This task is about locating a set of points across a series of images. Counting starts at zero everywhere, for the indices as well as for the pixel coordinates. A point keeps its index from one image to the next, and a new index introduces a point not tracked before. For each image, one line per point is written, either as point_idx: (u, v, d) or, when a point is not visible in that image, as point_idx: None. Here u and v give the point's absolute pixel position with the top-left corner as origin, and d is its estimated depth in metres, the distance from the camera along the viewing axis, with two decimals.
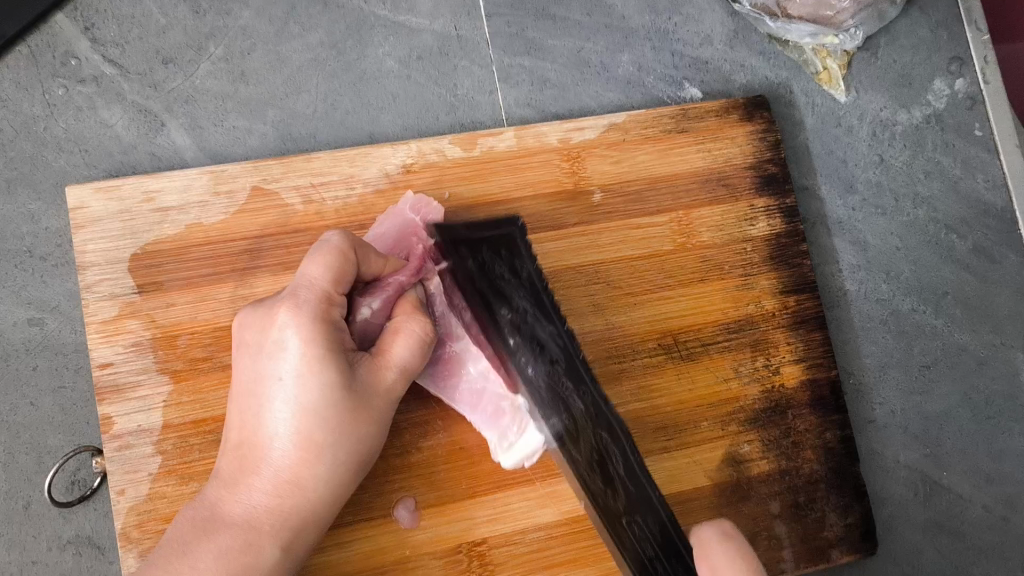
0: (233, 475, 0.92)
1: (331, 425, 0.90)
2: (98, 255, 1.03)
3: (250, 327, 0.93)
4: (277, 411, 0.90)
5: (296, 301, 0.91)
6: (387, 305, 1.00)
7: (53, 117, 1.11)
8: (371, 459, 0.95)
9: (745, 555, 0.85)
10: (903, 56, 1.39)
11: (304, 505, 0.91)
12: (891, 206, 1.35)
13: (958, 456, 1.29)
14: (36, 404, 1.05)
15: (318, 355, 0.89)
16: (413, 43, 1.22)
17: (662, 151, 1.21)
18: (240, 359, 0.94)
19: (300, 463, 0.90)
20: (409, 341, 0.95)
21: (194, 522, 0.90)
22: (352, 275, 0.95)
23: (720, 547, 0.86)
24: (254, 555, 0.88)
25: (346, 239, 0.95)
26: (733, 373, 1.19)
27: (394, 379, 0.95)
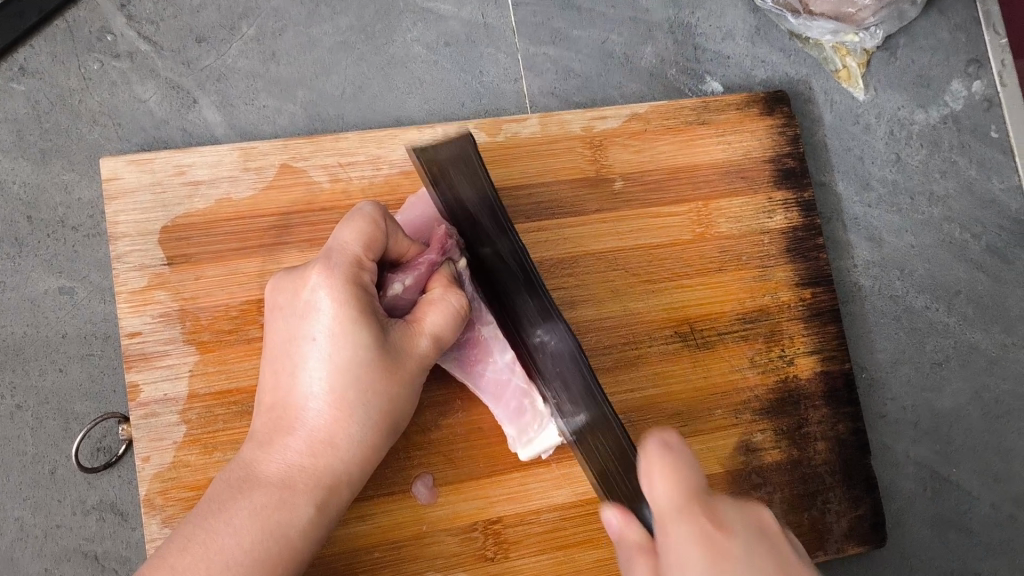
0: (268, 436, 0.94)
1: (363, 383, 0.93)
2: (130, 226, 1.05)
3: (282, 290, 0.97)
4: (310, 371, 0.94)
5: (329, 264, 0.94)
6: (421, 281, 1.02)
7: (88, 91, 1.13)
8: (401, 421, 0.98)
9: (686, 472, 0.77)
10: (921, 56, 1.40)
11: (337, 464, 0.93)
12: (906, 204, 1.37)
13: (967, 453, 1.31)
14: (64, 371, 1.07)
15: (349, 315, 0.93)
16: (441, 30, 1.24)
17: (683, 143, 1.23)
18: (274, 323, 0.98)
19: (334, 422, 0.93)
20: (443, 311, 0.98)
21: (229, 481, 0.91)
22: (384, 243, 0.97)
23: (660, 460, 0.77)
24: (289, 512, 0.90)
25: (380, 208, 0.97)
26: (748, 362, 1.20)
27: (427, 346, 0.97)
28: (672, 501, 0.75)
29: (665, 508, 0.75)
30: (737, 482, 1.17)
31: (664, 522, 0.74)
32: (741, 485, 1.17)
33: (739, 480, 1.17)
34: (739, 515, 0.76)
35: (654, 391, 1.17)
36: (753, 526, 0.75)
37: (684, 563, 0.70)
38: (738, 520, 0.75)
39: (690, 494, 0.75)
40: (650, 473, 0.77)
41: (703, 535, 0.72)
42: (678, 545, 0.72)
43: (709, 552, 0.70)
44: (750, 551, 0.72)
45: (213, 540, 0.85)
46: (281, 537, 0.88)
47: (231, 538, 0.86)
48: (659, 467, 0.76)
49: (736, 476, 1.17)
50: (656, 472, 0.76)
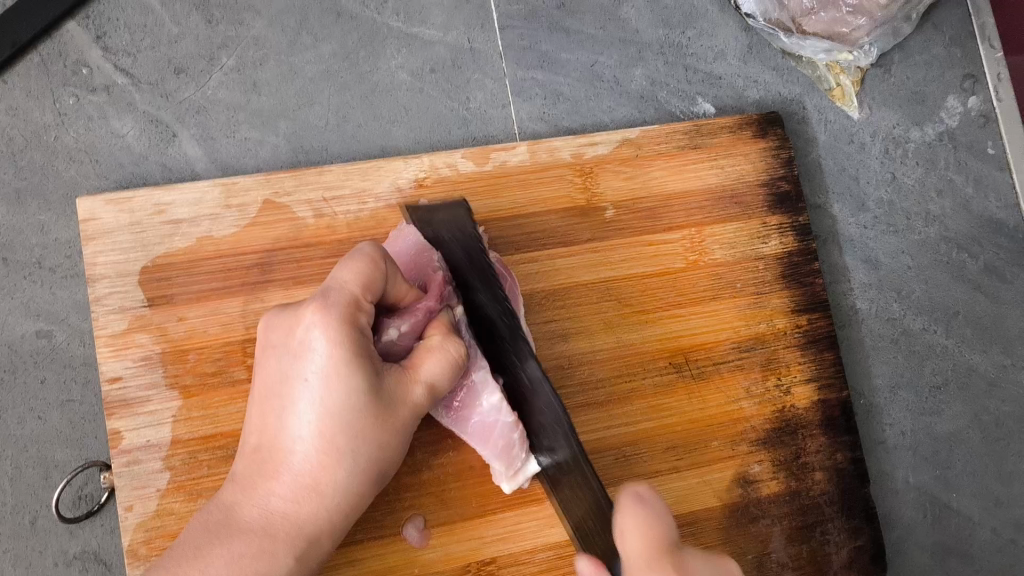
0: (252, 479, 0.92)
1: (354, 430, 0.91)
2: (109, 267, 1.02)
3: (276, 328, 0.93)
4: (300, 415, 0.91)
5: (325, 304, 0.90)
6: (418, 328, 0.99)
7: (64, 127, 1.09)
8: (390, 468, 0.95)
9: (658, 524, 0.86)
10: (916, 73, 1.38)
11: (321, 512, 0.91)
12: (903, 224, 1.35)
13: (967, 477, 1.29)
14: (44, 418, 1.04)
15: (345, 361, 0.89)
16: (427, 55, 1.21)
17: (676, 168, 1.21)
18: (264, 360, 0.94)
19: (320, 469, 0.91)
20: (442, 359, 0.95)
21: (208, 524, 0.89)
22: (382, 286, 0.94)
23: (635, 511, 0.86)
24: (267, 562, 0.88)
25: (378, 249, 0.94)
26: (744, 393, 1.18)
27: (421, 394, 0.94)
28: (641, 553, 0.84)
29: (636, 563, 0.84)
30: (735, 517, 1.15)
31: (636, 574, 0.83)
32: (738, 519, 1.15)
33: (736, 515, 1.15)
34: (706, 566, 0.83)
35: (650, 424, 1.15)
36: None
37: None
38: (705, 568, 0.83)
39: (659, 541, 0.84)
40: (625, 530, 0.86)
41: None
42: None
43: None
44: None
45: None
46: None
47: None
48: (631, 519, 0.86)
49: (733, 510, 1.15)
50: (627, 520, 0.86)
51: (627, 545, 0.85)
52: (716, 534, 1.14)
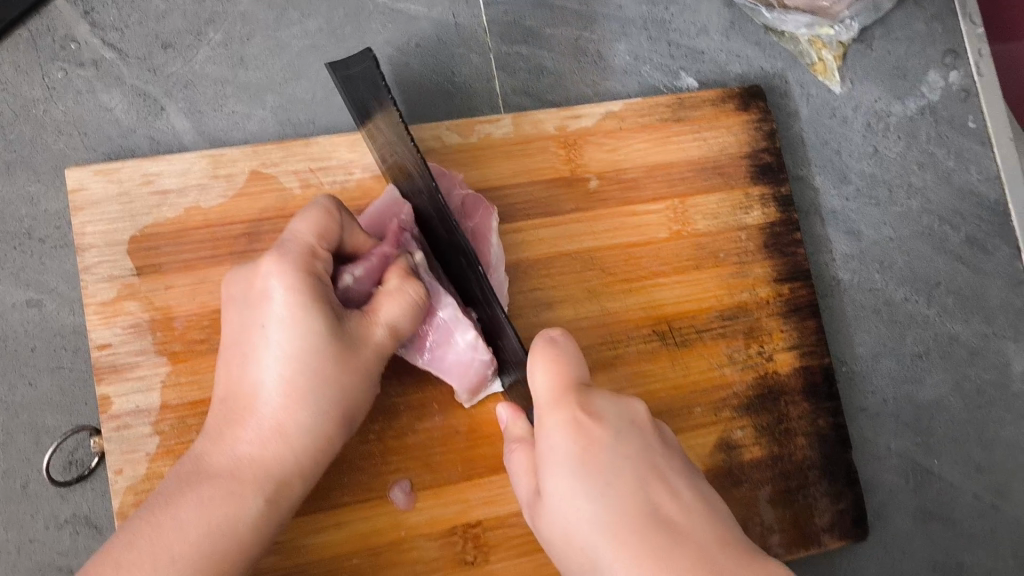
0: (220, 429, 0.93)
1: (316, 371, 0.93)
2: (98, 237, 1.04)
3: (235, 282, 0.96)
4: (262, 362, 0.93)
5: (281, 252, 0.93)
6: (373, 273, 1.02)
7: (53, 101, 1.11)
8: (355, 411, 0.97)
9: (567, 365, 0.86)
10: (898, 48, 1.40)
11: (289, 455, 0.92)
12: (885, 197, 1.36)
13: (948, 444, 1.31)
14: (34, 385, 1.05)
15: (303, 303, 0.92)
16: (412, 31, 1.23)
17: (658, 139, 1.22)
18: (226, 316, 0.97)
19: (286, 412, 0.92)
20: (399, 301, 0.97)
21: (180, 475, 0.90)
22: (337, 234, 0.98)
23: (546, 355, 0.86)
24: (236, 505, 0.88)
25: (334, 201, 0.99)
26: (727, 359, 1.20)
27: (382, 335, 0.97)
28: (549, 389, 0.85)
29: (543, 399, 0.85)
30: (718, 481, 1.17)
31: (542, 412, 0.84)
32: (722, 484, 1.17)
33: (720, 479, 1.17)
34: (614, 406, 0.85)
35: (634, 391, 1.16)
36: (626, 417, 0.84)
37: (560, 452, 0.80)
38: (614, 411, 0.84)
39: (567, 385, 0.85)
40: (534, 367, 0.86)
41: (576, 423, 0.82)
42: (553, 431, 0.82)
43: (579, 440, 0.80)
44: (616, 435, 0.82)
45: (158, 533, 0.84)
46: (229, 529, 0.87)
47: (175, 530, 0.84)
48: (541, 361, 0.86)
49: (717, 474, 1.17)
50: (539, 363, 0.85)
51: (537, 389, 0.85)
52: None
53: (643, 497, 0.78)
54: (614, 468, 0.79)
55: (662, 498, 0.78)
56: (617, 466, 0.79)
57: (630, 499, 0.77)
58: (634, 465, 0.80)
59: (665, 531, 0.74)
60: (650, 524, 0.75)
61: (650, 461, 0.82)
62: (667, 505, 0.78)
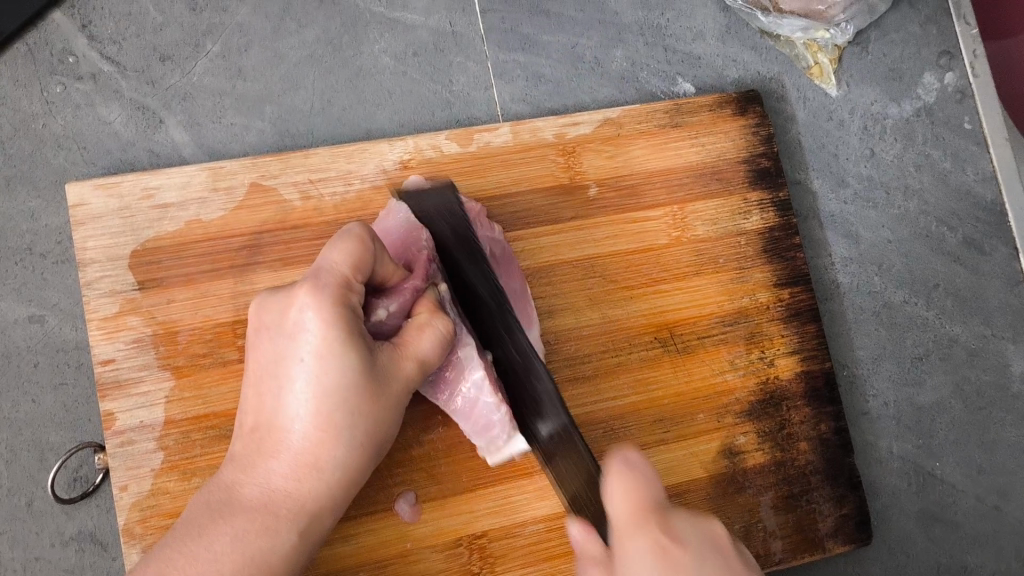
0: (251, 459, 0.93)
1: (350, 406, 0.92)
2: (99, 252, 1.03)
3: (267, 310, 0.95)
4: (296, 394, 0.93)
5: (317, 286, 0.91)
6: (406, 308, 1.01)
7: (51, 115, 1.11)
8: (386, 441, 0.97)
9: (646, 490, 0.85)
10: (893, 50, 1.41)
11: (322, 489, 0.93)
12: (882, 199, 1.37)
13: (950, 446, 1.31)
14: (37, 402, 1.05)
15: (338, 339, 0.91)
16: (409, 39, 1.23)
17: (656, 146, 1.22)
18: (256, 342, 0.96)
19: (319, 446, 0.92)
20: (433, 336, 0.98)
21: (211, 504, 0.91)
22: (371, 266, 0.95)
23: (619, 475, 0.85)
24: (271, 539, 0.90)
25: (367, 228, 0.95)
26: (729, 365, 1.20)
27: (413, 369, 0.97)
28: (629, 513, 0.83)
29: (620, 523, 0.83)
30: (721, 487, 1.17)
31: (620, 535, 0.83)
32: (725, 490, 1.17)
33: (723, 485, 1.17)
34: (694, 527, 0.83)
35: (637, 398, 1.17)
36: (708, 540, 0.82)
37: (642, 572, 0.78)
38: (692, 533, 0.83)
39: (645, 508, 0.83)
40: (610, 490, 0.85)
41: (656, 547, 0.80)
42: (632, 557, 0.80)
43: (663, 562, 0.79)
44: (702, 562, 0.79)
45: (193, 566, 0.85)
46: (262, 563, 0.88)
47: (211, 566, 0.86)
48: (618, 484, 0.85)
49: (720, 481, 1.17)
50: (614, 483, 0.85)
51: (612, 509, 0.84)
52: (704, 504, 1.16)
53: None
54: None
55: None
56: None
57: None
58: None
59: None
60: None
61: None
62: None
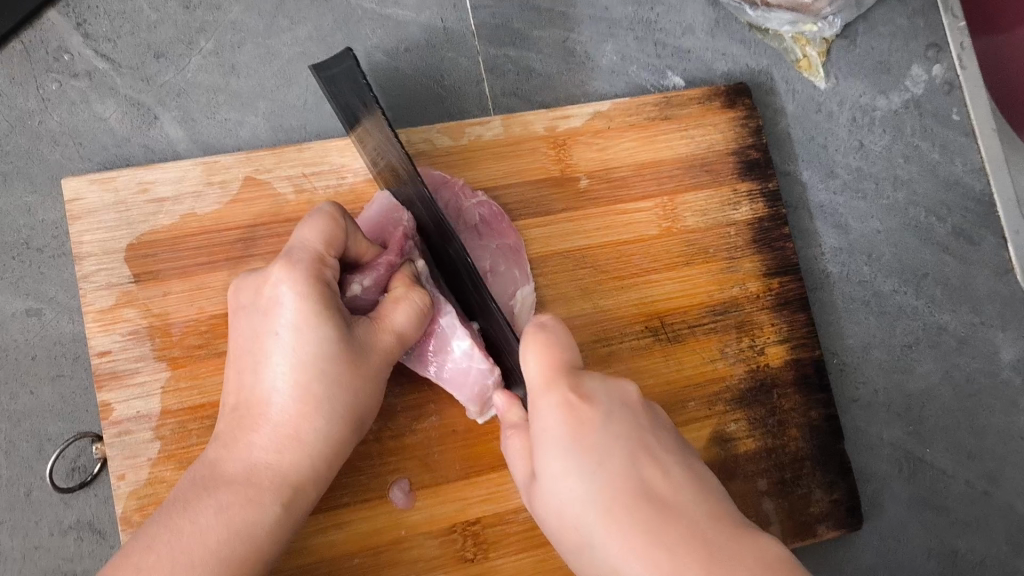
0: (233, 435, 0.96)
1: (329, 377, 0.95)
2: (95, 245, 1.05)
3: (245, 290, 0.98)
4: (274, 367, 0.95)
5: (291, 260, 0.95)
6: (381, 283, 1.03)
7: (48, 112, 1.12)
8: (367, 414, 0.99)
9: (559, 348, 0.85)
10: (881, 43, 1.42)
11: (303, 460, 0.95)
12: (871, 190, 1.38)
13: (940, 433, 1.33)
14: (36, 394, 1.06)
15: (313, 311, 0.94)
16: (401, 36, 1.24)
17: (646, 138, 1.24)
18: (236, 322, 0.99)
19: (299, 418, 0.95)
20: (408, 309, 1.00)
21: (195, 480, 0.93)
22: (344, 242, 0.98)
23: (537, 337, 0.84)
24: (254, 510, 0.91)
25: (338, 207, 0.99)
26: (719, 354, 1.22)
27: (391, 342, 0.99)
28: (541, 370, 0.84)
29: (535, 382, 0.83)
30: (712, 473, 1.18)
31: (534, 396, 0.83)
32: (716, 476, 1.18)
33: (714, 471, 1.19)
34: (606, 390, 0.84)
35: None
36: (618, 399, 0.84)
37: (550, 432, 0.80)
38: (606, 393, 0.84)
39: (559, 369, 0.83)
40: (526, 352, 0.84)
41: (568, 406, 0.81)
42: (545, 415, 0.81)
43: (572, 419, 0.80)
44: (609, 421, 0.81)
45: (178, 538, 0.87)
46: (247, 535, 0.90)
47: (197, 537, 0.88)
48: (533, 346, 0.84)
49: (712, 467, 1.19)
50: (530, 347, 0.84)
51: (527, 374, 0.83)
52: None
53: (635, 479, 0.77)
54: (607, 454, 0.78)
55: (654, 474, 0.78)
56: (610, 453, 0.78)
57: (626, 483, 0.76)
58: (627, 450, 0.79)
59: (665, 510, 0.74)
60: (646, 504, 0.75)
61: (641, 447, 0.80)
62: (656, 481, 0.77)
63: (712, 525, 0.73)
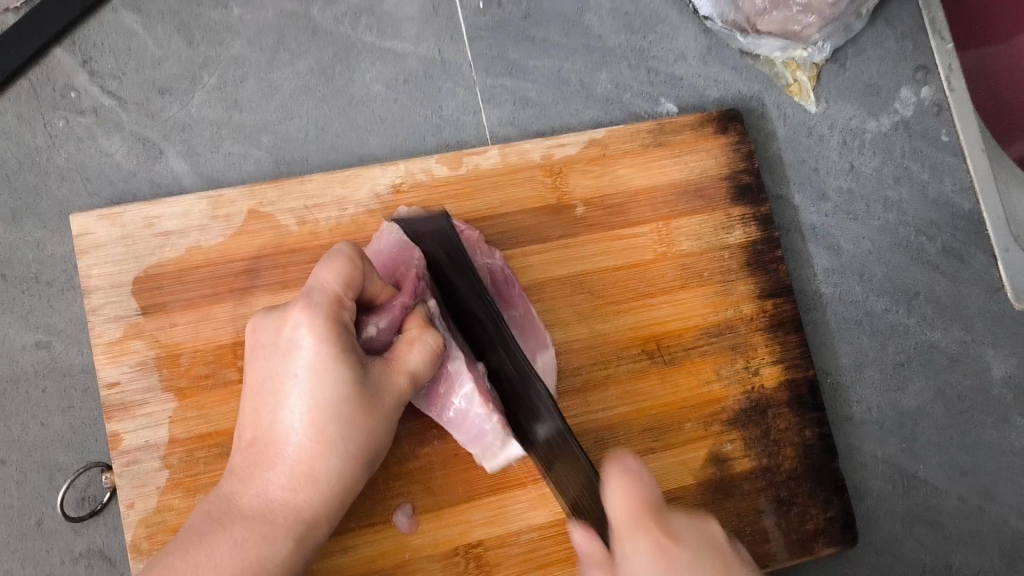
0: (248, 471, 0.97)
1: (344, 419, 0.96)
2: (103, 279, 1.08)
3: (264, 330, 0.99)
4: (291, 407, 0.97)
5: (310, 303, 0.96)
6: (396, 323, 1.04)
7: (55, 148, 1.15)
8: (380, 453, 1.01)
9: (642, 488, 0.86)
10: (870, 66, 1.45)
11: (318, 498, 0.97)
12: (863, 211, 1.41)
13: (933, 449, 1.35)
14: (46, 424, 1.09)
15: (331, 355, 0.95)
16: (400, 67, 1.27)
17: (640, 165, 1.27)
18: (255, 360, 1.00)
19: (314, 457, 0.96)
20: (423, 350, 1.01)
21: (210, 513, 0.95)
22: (362, 284, 0.99)
23: (619, 478, 0.87)
24: (269, 546, 0.93)
25: (356, 248, 1.00)
26: (715, 376, 1.24)
27: (406, 384, 1.00)
28: (625, 510, 0.85)
29: (619, 521, 0.84)
30: (709, 493, 1.21)
31: (619, 536, 0.84)
32: (714, 496, 1.21)
33: (711, 491, 1.21)
34: (689, 527, 0.85)
35: (625, 409, 1.20)
36: (705, 540, 0.84)
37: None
38: (690, 532, 0.85)
39: (643, 508, 0.85)
40: (607, 490, 0.87)
41: (660, 556, 0.80)
42: (635, 560, 0.81)
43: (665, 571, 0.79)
44: (701, 561, 0.81)
45: (193, 571, 0.89)
46: (259, 569, 0.92)
47: (212, 571, 0.90)
48: (615, 489, 0.86)
49: (709, 486, 1.21)
50: (615, 485, 0.86)
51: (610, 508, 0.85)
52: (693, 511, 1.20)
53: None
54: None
55: None
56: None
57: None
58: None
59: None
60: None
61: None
62: None
63: None
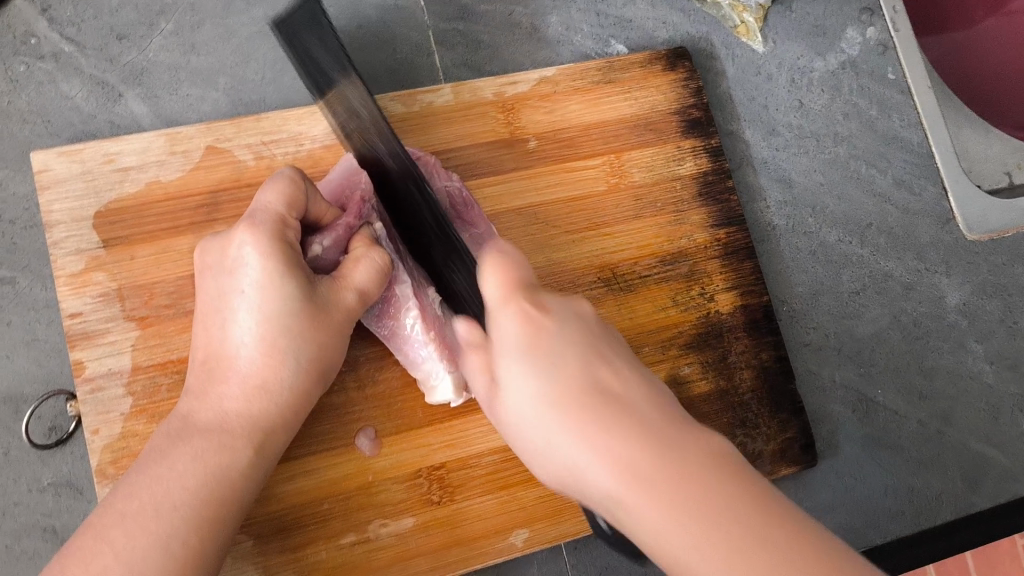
0: (203, 388, 1.00)
1: (294, 332, 1.01)
2: (64, 213, 1.10)
3: (210, 252, 1.03)
4: (241, 324, 1.01)
5: (254, 223, 1.00)
6: (340, 243, 1.10)
7: (17, 92, 1.18)
8: (329, 368, 1.05)
9: (515, 268, 0.88)
10: (816, 9, 1.49)
11: (273, 409, 1.00)
12: (813, 146, 1.45)
13: (891, 374, 1.38)
14: (10, 358, 1.11)
15: (277, 269, 1.00)
16: (354, 13, 1.30)
17: (590, 101, 1.30)
18: (201, 282, 1.04)
19: (266, 369, 1.00)
20: (368, 268, 1.06)
21: (168, 431, 0.97)
22: (304, 204, 1.04)
23: (493, 258, 0.89)
24: (229, 455, 0.96)
25: (298, 171, 1.05)
26: (670, 302, 1.27)
27: (353, 299, 1.05)
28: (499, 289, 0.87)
29: (494, 297, 0.86)
30: None
31: (492, 311, 0.86)
32: None
33: None
34: (561, 304, 0.87)
35: None
36: (573, 312, 0.86)
37: (508, 342, 0.82)
38: (560, 307, 0.87)
39: (516, 284, 0.87)
40: (484, 272, 0.88)
41: (525, 316, 0.84)
42: (501, 326, 0.84)
43: (526, 327, 0.83)
44: (565, 330, 0.84)
45: (157, 484, 0.91)
46: (223, 479, 0.95)
47: (176, 481, 0.92)
48: (490, 265, 0.88)
49: None
50: (487, 267, 0.88)
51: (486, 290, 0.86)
52: None
53: (590, 375, 0.79)
54: (559, 352, 0.81)
55: (607, 374, 0.80)
56: (563, 363, 0.80)
57: (573, 375, 0.79)
58: (581, 351, 0.81)
59: (615, 404, 0.76)
60: (596, 398, 0.77)
61: (595, 347, 0.83)
62: (610, 381, 0.79)
63: (657, 411, 0.75)
